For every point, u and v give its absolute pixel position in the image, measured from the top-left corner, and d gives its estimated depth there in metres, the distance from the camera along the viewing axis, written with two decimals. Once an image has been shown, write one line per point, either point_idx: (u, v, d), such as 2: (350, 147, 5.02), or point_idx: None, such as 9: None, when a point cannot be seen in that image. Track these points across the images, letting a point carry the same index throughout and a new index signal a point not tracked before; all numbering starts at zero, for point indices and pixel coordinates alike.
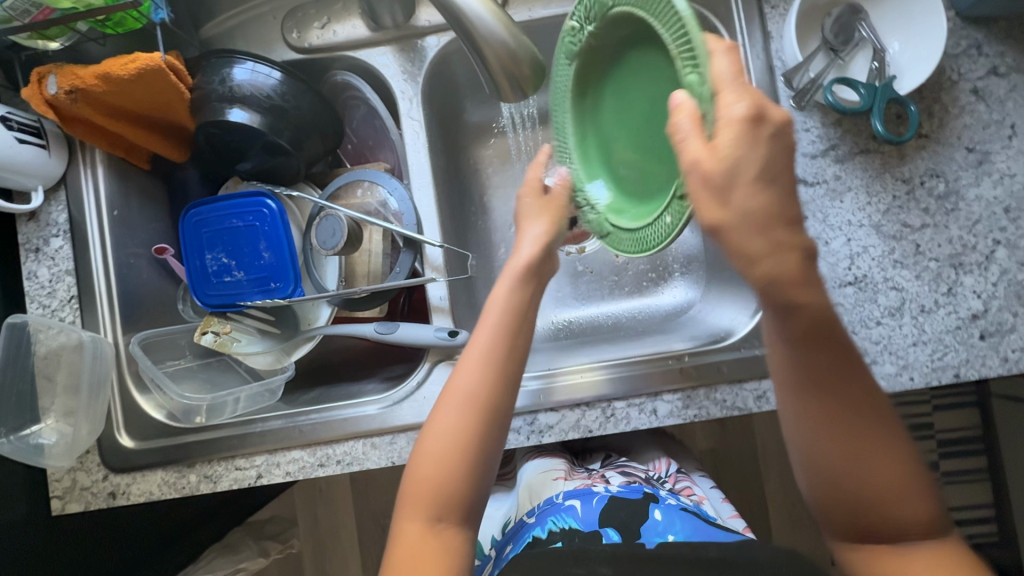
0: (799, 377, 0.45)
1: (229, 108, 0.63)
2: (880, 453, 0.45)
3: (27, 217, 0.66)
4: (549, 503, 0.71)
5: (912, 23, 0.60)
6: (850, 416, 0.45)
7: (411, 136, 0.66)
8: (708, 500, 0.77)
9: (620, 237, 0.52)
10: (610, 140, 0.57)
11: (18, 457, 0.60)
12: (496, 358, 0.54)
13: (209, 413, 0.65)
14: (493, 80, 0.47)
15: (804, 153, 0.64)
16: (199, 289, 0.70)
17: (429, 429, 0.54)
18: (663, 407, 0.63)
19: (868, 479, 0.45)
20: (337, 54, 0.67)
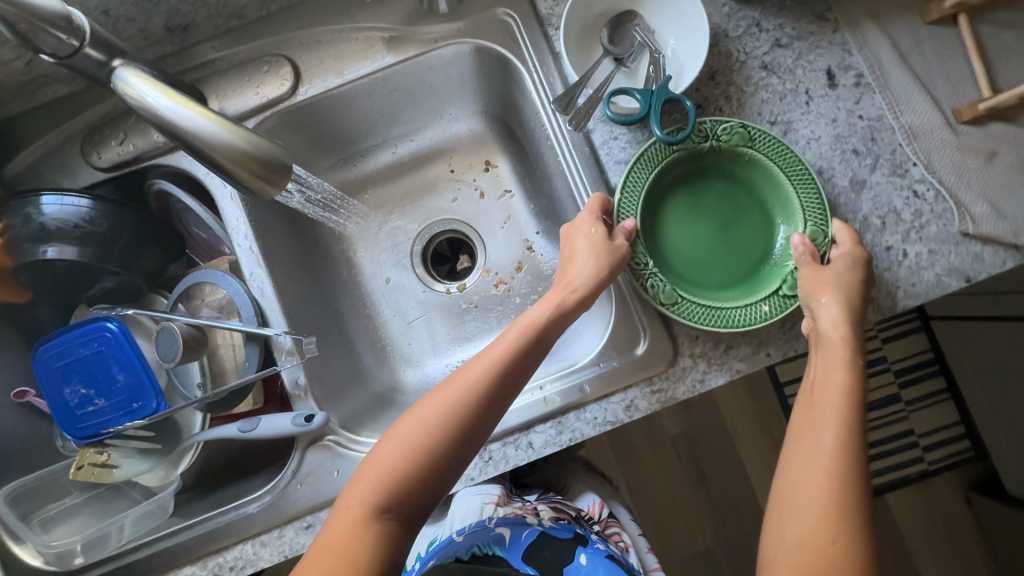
0: (824, 371, 0.55)
1: (43, 247, 0.63)
2: (829, 450, 0.50)
3: None
4: (481, 524, 0.71)
5: (680, 23, 0.63)
6: (827, 439, 0.51)
7: (236, 230, 0.67)
8: (632, 547, 0.81)
9: (693, 308, 0.60)
10: (667, 229, 0.64)
11: None
12: (500, 379, 0.55)
13: (88, 550, 0.66)
14: (241, 185, 0.46)
15: (617, 160, 0.64)
16: (65, 425, 0.68)
17: (404, 417, 0.55)
18: (538, 438, 0.63)
19: (808, 494, 0.49)
20: (149, 165, 0.67)
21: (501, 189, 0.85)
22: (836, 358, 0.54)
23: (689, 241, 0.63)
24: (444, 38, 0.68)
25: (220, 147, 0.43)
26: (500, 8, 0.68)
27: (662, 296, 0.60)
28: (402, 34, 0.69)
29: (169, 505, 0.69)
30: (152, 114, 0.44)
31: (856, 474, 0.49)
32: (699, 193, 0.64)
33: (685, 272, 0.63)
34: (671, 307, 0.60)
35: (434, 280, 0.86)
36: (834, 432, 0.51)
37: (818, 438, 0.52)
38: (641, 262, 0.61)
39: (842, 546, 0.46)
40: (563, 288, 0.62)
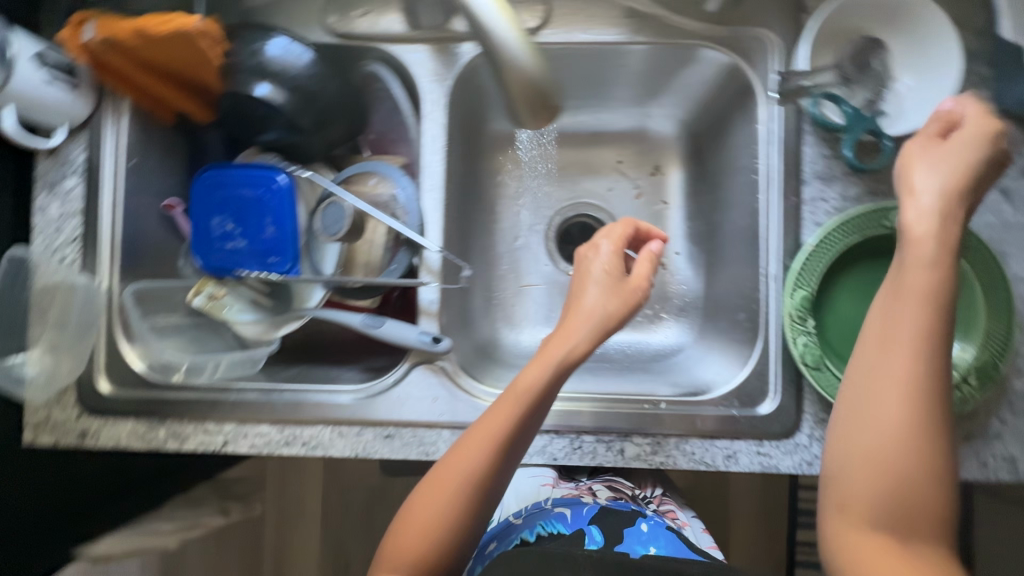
0: (898, 285, 0.46)
1: (258, 80, 0.64)
2: (901, 361, 0.43)
3: (46, 152, 0.67)
4: (538, 507, 0.78)
5: (925, 61, 0.60)
6: (899, 349, 0.44)
7: (430, 138, 0.67)
8: (689, 524, 0.84)
9: (831, 380, 0.58)
10: (836, 294, 0.62)
11: (1, 384, 0.64)
12: (500, 452, 0.55)
13: (188, 372, 0.68)
14: (513, 106, 0.47)
15: (816, 222, 0.62)
16: (200, 250, 0.71)
17: (422, 491, 0.57)
18: (631, 448, 0.63)
19: (882, 416, 0.43)
20: (372, 45, 0.68)
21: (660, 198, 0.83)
22: (918, 256, 0.46)
23: (852, 316, 0.61)
24: (698, 34, 0.67)
25: (517, 68, 0.44)
26: (767, 31, 0.65)
27: (807, 357, 0.59)
28: (658, 17, 0.67)
29: (259, 363, 0.71)
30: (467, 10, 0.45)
31: (930, 391, 0.43)
32: (882, 275, 0.62)
33: (834, 343, 0.61)
34: (812, 371, 0.58)
35: (559, 258, 0.84)
36: (892, 334, 0.44)
37: (881, 350, 0.44)
38: (803, 314, 0.59)
39: (904, 455, 0.42)
40: (560, 341, 0.58)
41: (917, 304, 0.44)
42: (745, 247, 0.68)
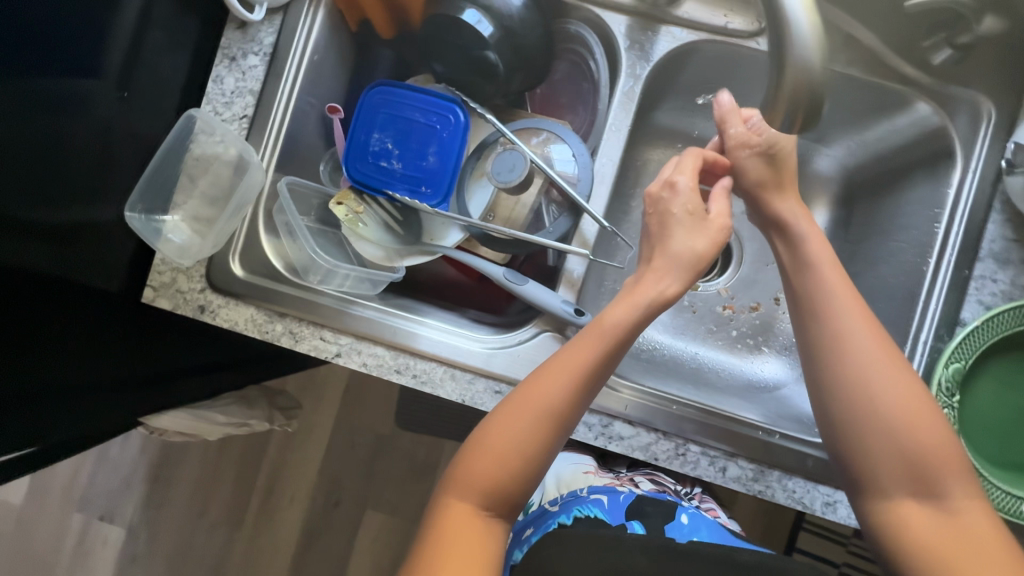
0: (828, 303, 0.56)
1: (469, 7, 0.63)
2: (878, 368, 0.53)
3: (237, 25, 0.67)
4: (574, 494, 0.75)
5: None
6: (874, 346, 0.54)
7: (617, 110, 0.65)
8: (729, 522, 0.80)
9: None
10: (979, 376, 0.61)
11: (141, 234, 0.62)
12: (554, 410, 0.53)
13: (324, 277, 0.67)
14: (772, 102, 0.46)
15: (981, 300, 0.61)
16: (352, 159, 0.70)
17: (493, 421, 0.54)
18: (733, 469, 0.63)
19: (890, 400, 0.52)
20: (583, 5, 0.66)
21: None
22: (833, 268, 0.57)
23: (989, 402, 0.61)
24: (908, 82, 0.66)
25: (801, 67, 0.44)
26: (988, 100, 0.63)
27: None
28: (876, 55, 0.66)
29: (377, 286, 0.70)
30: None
31: (909, 372, 0.54)
32: None
33: (965, 424, 0.60)
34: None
35: None
36: (867, 333, 0.55)
37: (860, 352, 0.54)
38: (947, 387, 0.58)
39: (937, 429, 0.51)
40: (604, 321, 0.55)
41: (859, 311, 0.55)
42: (891, 305, 0.67)
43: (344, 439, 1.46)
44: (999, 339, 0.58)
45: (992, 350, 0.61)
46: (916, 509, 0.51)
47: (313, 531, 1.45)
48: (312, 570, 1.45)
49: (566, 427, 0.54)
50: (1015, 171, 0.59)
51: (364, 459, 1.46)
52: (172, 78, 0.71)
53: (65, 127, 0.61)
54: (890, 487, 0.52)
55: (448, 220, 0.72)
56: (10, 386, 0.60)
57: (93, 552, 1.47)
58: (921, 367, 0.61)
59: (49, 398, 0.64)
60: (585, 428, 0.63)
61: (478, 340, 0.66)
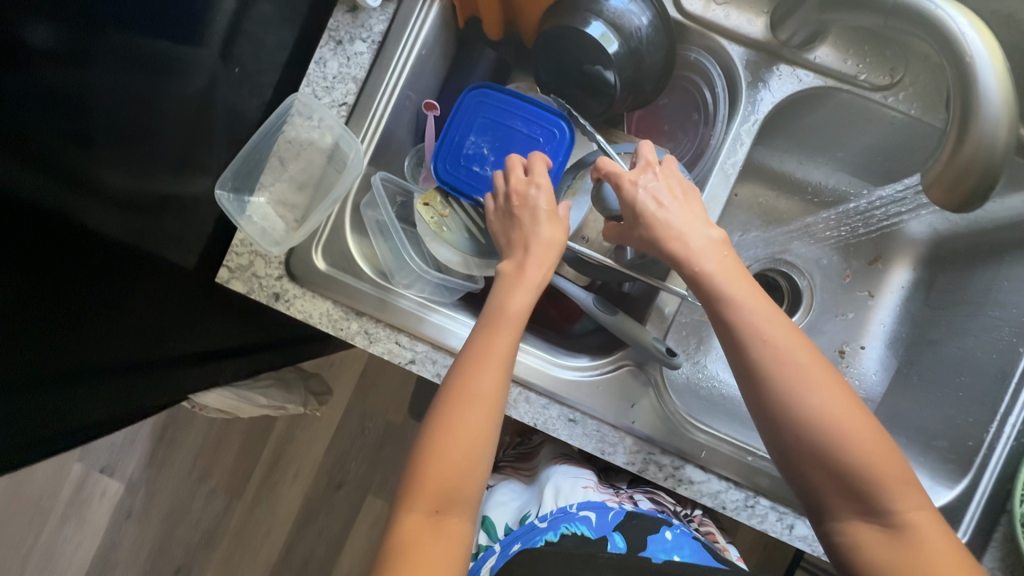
0: (749, 332, 0.52)
1: (594, 20, 0.60)
2: (809, 392, 0.51)
3: (348, 8, 0.64)
4: (562, 510, 0.69)
5: None
6: (783, 379, 0.51)
7: (730, 145, 0.63)
8: (729, 550, 0.76)
9: None
10: None
11: (227, 209, 0.60)
12: (485, 394, 0.53)
13: (411, 283, 0.66)
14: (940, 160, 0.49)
15: None
16: (443, 156, 0.67)
17: (439, 425, 0.53)
18: (801, 528, 0.61)
19: (812, 426, 0.51)
20: (710, 34, 0.64)
21: (867, 289, 0.80)
22: (732, 268, 0.55)
23: None
24: None
25: (985, 135, 0.46)
26: None
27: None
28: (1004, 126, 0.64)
29: (450, 294, 0.68)
30: (961, 56, 0.47)
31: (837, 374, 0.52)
32: None
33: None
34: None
35: None
36: (779, 362, 0.52)
37: (776, 394, 0.51)
38: None
39: (869, 435, 0.50)
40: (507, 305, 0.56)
41: (779, 339, 0.52)
42: (978, 381, 0.65)
43: (355, 421, 1.45)
44: None
45: None
46: (867, 528, 0.50)
47: (312, 509, 1.44)
48: (307, 547, 1.44)
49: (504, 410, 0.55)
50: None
51: (372, 444, 1.44)
52: (269, 51, 0.68)
53: (164, 89, 0.59)
54: (838, 510, 0.51)
55: None
56: (75, 358, 0.57)
57: (88, 504, 1.45)
58: (1006, 449, 0.61)
59: (109, 373, 0.62)
60: (657, 467, 0.62)
61: (556, 364, 0.64)
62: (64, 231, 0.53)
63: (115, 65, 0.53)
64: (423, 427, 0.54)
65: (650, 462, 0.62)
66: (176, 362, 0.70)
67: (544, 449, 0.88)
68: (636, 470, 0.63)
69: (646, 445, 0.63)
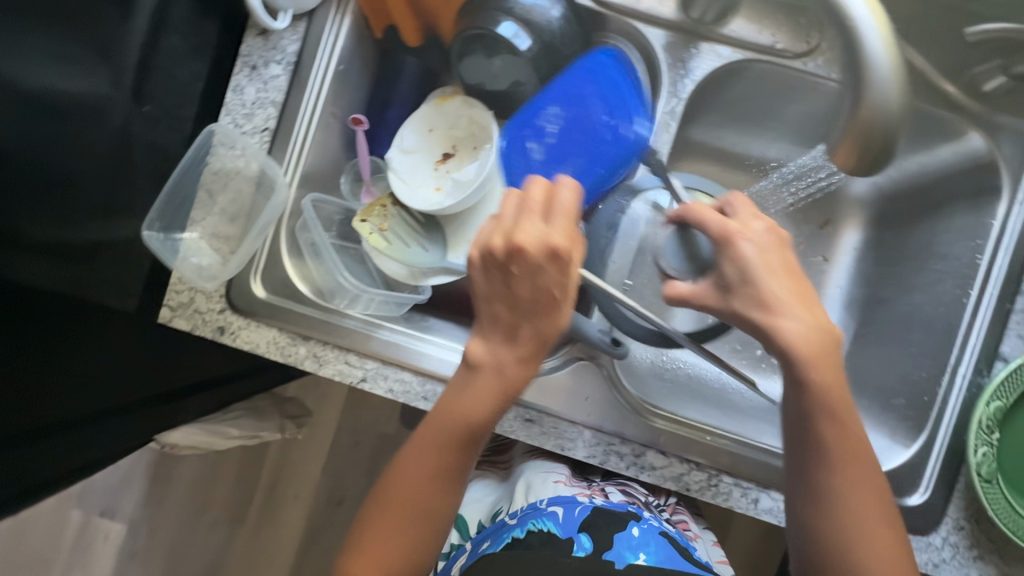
0: (802, 436, 0.51)
1: (505, 20, 0.60)
2: (849, 506, 0.50)
3: (259, 32, 0.63)
4: (532, 506, 0.71)
5: None
6: (835, 487, 0.50)
7: (656, 130, 0.63)
8: (701, 537, 0.79)
9: (998, 498, 0.57)
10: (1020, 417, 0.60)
11: (161, 254, 0.60)
12: (424, 498, 0.54)
13: (351, 302, 0.65)
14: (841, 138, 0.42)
15: (1021, 335, 0.60)
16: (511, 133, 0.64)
17: (390, 512, 0.54)
18: (766, 501, 0.62)
19: (848, 537, 0.50)
20: (624, 19, 0.63)
21: (822, 254, 0.77)
22: (829, 380, 0.50)
23: None
24: (955, 108, 0.64)
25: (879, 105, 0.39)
26: None
27: (981, 468, 0.57)
28: (925, 78, 0.64)
29: (402, 307, 0.68)
30: (842, 23, 0.39)
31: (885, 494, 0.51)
32: None
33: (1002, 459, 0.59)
34: (983, 484, 0.57)
35: None
36: (835, 470, 0.50)
37: (823, 509, 0.50)
38: (987, 427, 0.58)
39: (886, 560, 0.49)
40: (462, 412, 0.52)
41: (844, 450, 0.50)
42: (929, 336, 0.66)
43: (347, 437, 1.44)
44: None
45: None
46: None
47: (315, 529, 1.44)
48: (313, 567, 1.44)
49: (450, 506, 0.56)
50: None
51: (366, 458, 1.44)
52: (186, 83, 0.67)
53: (79, 135, 0.58)
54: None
55: None
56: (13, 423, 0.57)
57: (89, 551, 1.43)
58: (960, 400, 0.61)
59: (48, 430, 0.61)
60: (618, 457, 0.62)
61: None
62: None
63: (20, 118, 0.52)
64: (375, 499, 0.56)
65: (610, 453, 0.62)
66: (122, 411, 0.69)
67: (518, 443, 0.89)
68: (598, 462, 0.63)
69: (605, 436, 0.63)
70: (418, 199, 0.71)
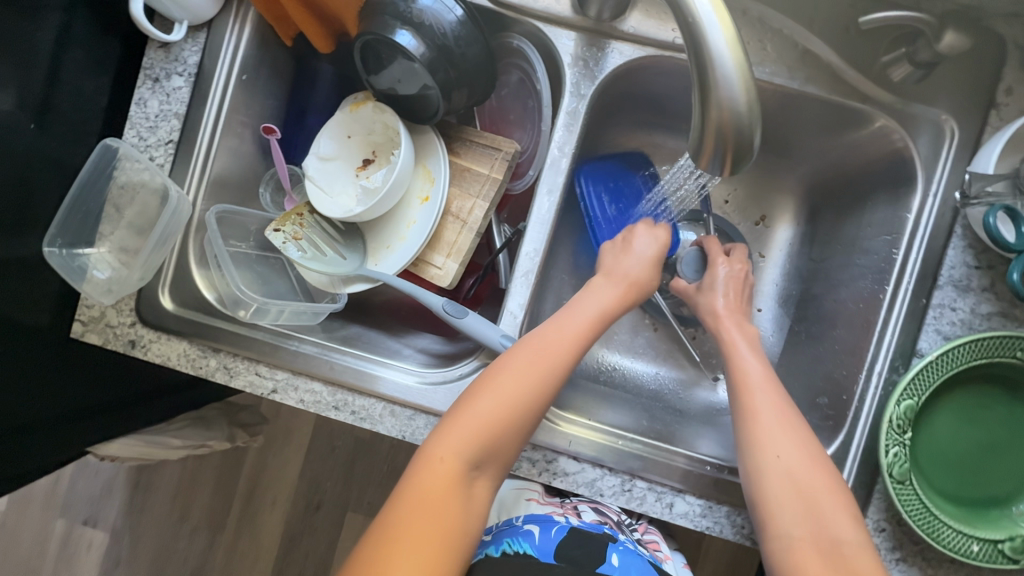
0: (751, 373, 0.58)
1: (399, 27, 0.59)
2: (783, 422, 0.54)
3: (158, 45, 0.63)
4: (508, 523, 0.66)
5: None
6: (773, 403, 0.55)
7: (560, 130, 0.62)
8: (672, 559, 0.72)
9: (912, 499, 0.55)
10: (935, 416, 0.58)
11: (62, 271, 0.59)
12: (517, 407, 0.53)
13: (254, 313, 0.64)
14: (699, 136, 0.41)
15: (939, 330, 0.58)
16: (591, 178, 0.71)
17: (450, 437, 0.52)
18: (681, 505, 0.61)
19: (789, 446, 0.53)
20: (524, 19, 0.62)
21: (757, 250, 0.77)
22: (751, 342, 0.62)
23: (944, 434, 0.58)
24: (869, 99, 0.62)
25: (726, 102, 0.38)
26: (950, 117, 0.59)
27: (893, 469, 0.55)
28: (835, 71, 0.61)
29: (319, 316, 0.68)
30: (684, 20, 0.38)
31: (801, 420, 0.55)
32: (986, 405, 0.58)
33: (920, 459, 0.58)
34: (896, 485, 0.55)
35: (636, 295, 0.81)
36: (770, 392, 0.57)
37: (759, 424, 0.55)
38: (899, 427, 0.56)
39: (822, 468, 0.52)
40: (593, 312, 0.60)
41: (771, 389, 0.57)
42: (851, 333, 0.64)
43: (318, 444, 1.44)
44: (945, 378, 0.56)
45: (945, 390, 0.58)
46: (801, 545, 0.49)
47: (293, 535, 1.41)
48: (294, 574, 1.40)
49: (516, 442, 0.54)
50: (972, 202, 0.55)
51: (343, 462, 1.40)
52: (96, 100, 0.67)
53: None
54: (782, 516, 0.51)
55: (429, 260, 0.70)
56: None
57: (75, 559, 1.41)
58: (875, 400, 0.59)
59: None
60: (529, 463, 0.61)
61: (416, 374, 0.64)
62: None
63: None
64: (431, 438, 0.53)
65: (522, 460, 0.61)
66: (46, 430, 0.69)
67: None
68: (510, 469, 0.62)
69: None
70: (335, 206, 0.70)
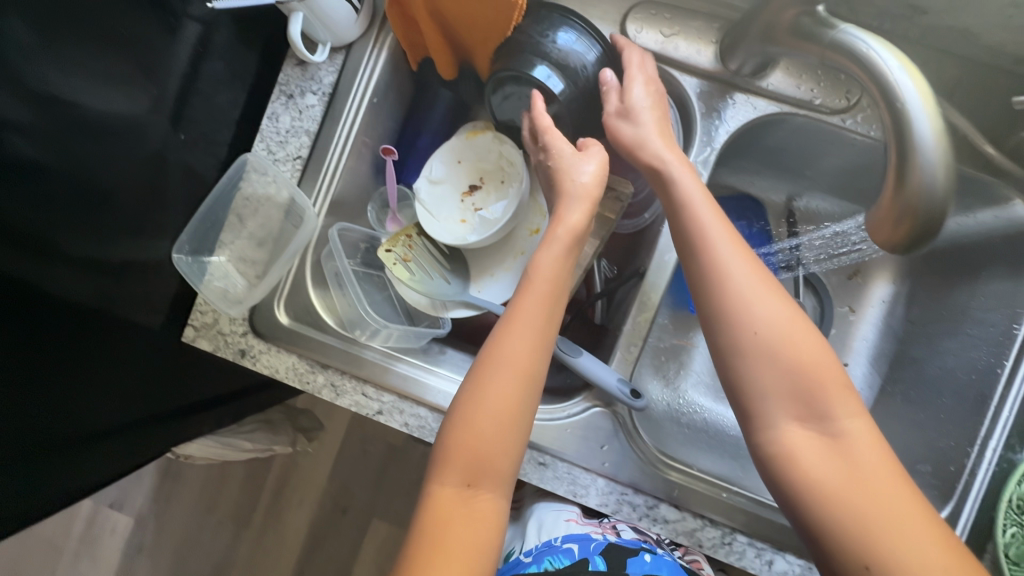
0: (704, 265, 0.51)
1: (537, 62, 0.59)
2: (797, 334, 0.48)
3: (297, 63, 0.64)
4: (547, 543, 0.63)
5: None
6: (764, 298, 0.48)
7: None
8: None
9: None
10: None
11: (187, 275, 0.60)
12: (495, 394, 0.49)
13: (372, 334, 0.65)
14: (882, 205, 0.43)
15: None
16: None
17: (451, 452, 0.49)
18: (781, 564, 0.60)
19: (800, 357, 0.47)
20: (661, 66, 0.63)
21: (848, 305, 0.77)
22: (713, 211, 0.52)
23: None
24: (999, 173, 0.63)
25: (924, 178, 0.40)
26: None
27: (1009, 550, 0.55)
28: (968, 142, 0.62)
29: (421, 339, 0.69)
30: (892, 103, 0.41)
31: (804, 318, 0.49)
32: None
33: None
34: (1011, 566, 0.55)
35: None
36: (749, 275, 0.49)
37: (753, 345, 0.48)
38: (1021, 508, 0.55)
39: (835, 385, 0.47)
40: (548, 272, 0.53)
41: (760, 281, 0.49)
42: (959, 403, 0.64)
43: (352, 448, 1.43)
44: None
45: None
46: (804, 437, 0.46)
47: (319, 539, 1.40)
48: None
49: (520, 422, 0.50)
50: None
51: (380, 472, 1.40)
52: (223, 109, 0.68)
53: (117, 154, 0.58)
54: (775, 415, 0.47)
55: None
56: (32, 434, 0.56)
57: (99, 541, 1.41)
58: (987, 476, 0.59)
59: (86, 436, 0.62)
60: (631, 508, 0.61)
61: None
62: (32, 301, 0.53)
63: (62, 135, 0.52)
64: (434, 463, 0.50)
65: (624, 503, 0.61)
66: (135, 427, 0.69)
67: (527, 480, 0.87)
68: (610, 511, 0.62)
69: (620, 486, 0.62)
70: (443, 230, 0.71)
